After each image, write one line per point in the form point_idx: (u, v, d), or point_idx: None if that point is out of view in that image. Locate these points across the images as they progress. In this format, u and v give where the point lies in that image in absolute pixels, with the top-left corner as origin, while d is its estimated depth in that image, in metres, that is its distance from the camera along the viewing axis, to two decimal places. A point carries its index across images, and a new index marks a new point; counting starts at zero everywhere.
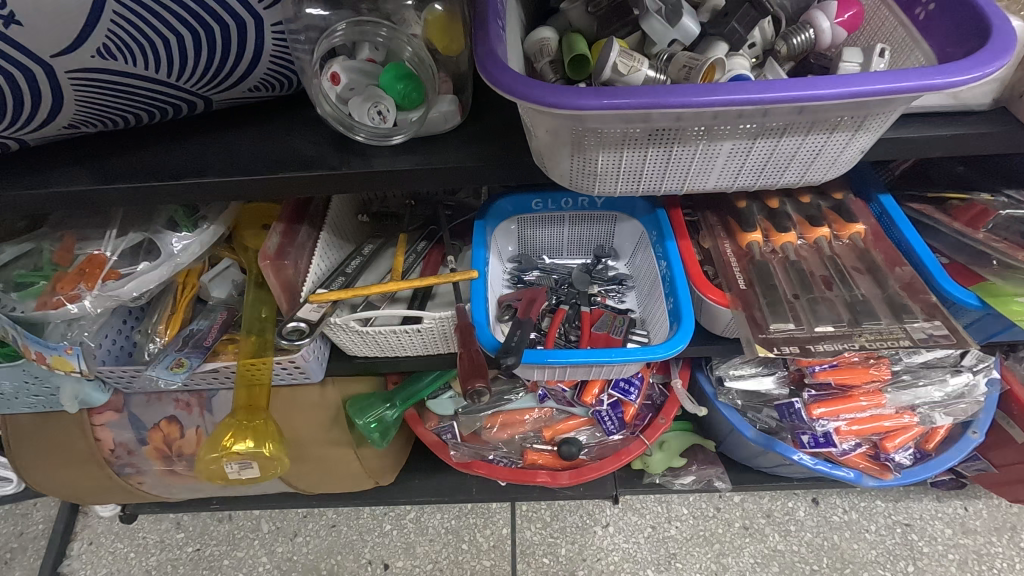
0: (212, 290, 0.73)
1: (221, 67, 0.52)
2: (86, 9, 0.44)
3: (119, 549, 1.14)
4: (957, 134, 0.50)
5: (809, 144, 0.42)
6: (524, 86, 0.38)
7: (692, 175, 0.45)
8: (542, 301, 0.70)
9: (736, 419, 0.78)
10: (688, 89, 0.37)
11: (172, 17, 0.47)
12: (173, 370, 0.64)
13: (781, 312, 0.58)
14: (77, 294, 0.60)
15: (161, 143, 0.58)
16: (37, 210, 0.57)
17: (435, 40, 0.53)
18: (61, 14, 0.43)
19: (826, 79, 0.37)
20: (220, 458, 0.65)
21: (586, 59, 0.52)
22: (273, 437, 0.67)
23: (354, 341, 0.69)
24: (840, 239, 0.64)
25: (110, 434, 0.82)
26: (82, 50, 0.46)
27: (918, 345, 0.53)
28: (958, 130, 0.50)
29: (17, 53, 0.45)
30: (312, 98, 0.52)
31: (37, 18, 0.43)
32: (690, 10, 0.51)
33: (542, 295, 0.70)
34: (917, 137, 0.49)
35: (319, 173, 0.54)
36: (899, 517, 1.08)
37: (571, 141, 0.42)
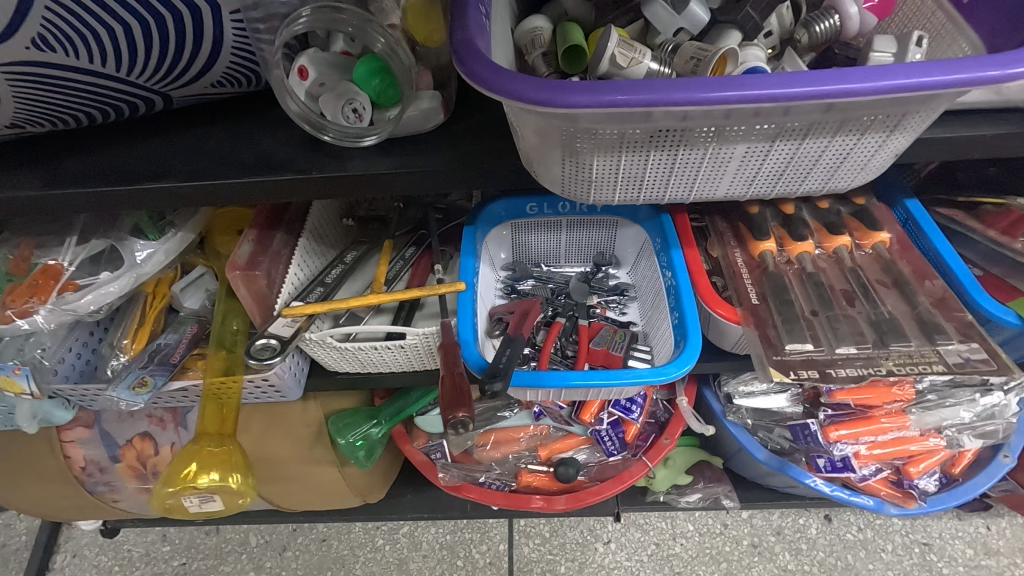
0: (184, 301, 0.67)
1: (177, 60, 0.47)
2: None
3: (103, 562, 1.10)
4: (1003, 134, 0.44)
5: (835, 147, 0.37)
6: (504, 80, 0.33)
7: (700, 182, 0.40)
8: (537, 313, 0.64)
9: (746, 440, 0.74)
10: (696, 83, 0.31)
11: (116, 4, 0.42)
12: (134, 391, 0.60)
13: (799, 331, 0.52)
14: (29, 308, 0.56)
15: (116, 144, 0.53)
16: None
17: (414, 31, 0.48)
18: None
19: (859, 71, 0.31)
20: (179, 492, 0.58)
21: (582, 50, 0.47)
22: (240, 468, 0.61)
23: (333, 357, 0.64)
24: (862, 248, 0.59)
25: (81, 451, 0.78)
26: (15, 40, 0.41)
27: (953, 371, 0.48)
28: (1005, 129, 0.44)
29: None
30: (277, 95, 0.47)
31: None
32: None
33: (537, 307, 0.65)
34: (956, 138, 0.44)
35: (286, 177, 0.49)
36: (917, 536, 1.03)
37: (562, 143, 0.37)
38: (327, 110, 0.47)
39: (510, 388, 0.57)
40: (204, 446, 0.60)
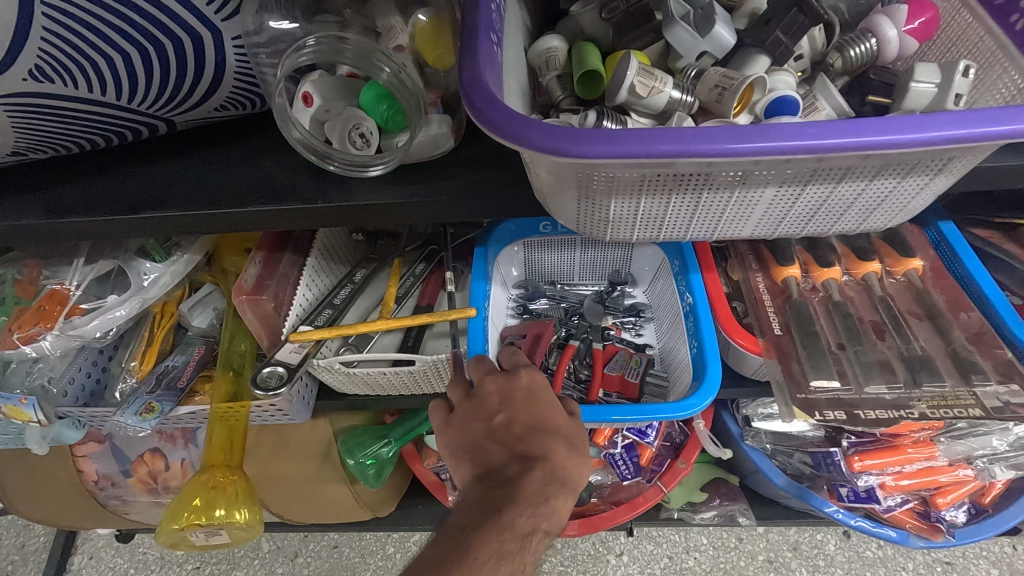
0: (193, 319, 0.66)
1: (178, 87, 0.45)
2: (10, 26, 0.37)
3: (119, 564, 1.12)
4: None
5: (872, 190, 0.34)
6: (517, 126, 0.31)
7: (724, 223, 0.37)
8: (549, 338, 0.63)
9: (765, 465, 0.71)
10: (723, 132, 0.29)
11: (115, 33, 0.40)
12: (142, 416, 0.59)
13: (824, 366, 0.49)
14: (34, 335, 0.55)
15: (120, 170, 0.51)
16: None
17: (422, 51, 0.46)
18: None
19: (900, 120, 0.29)
20: (186, 526, 0.58)
21: (599, 75, 0.45)
22: (247, 502, 0.61)
23: (342, 380, 0.63)
24: (893, 275, 0.56)
25: (93, 466, 0.78)
26: (11, 72, 0.40)
27: (992, 416, 0.45)
28: None
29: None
30: (281, 124, 0.45)
31: None
32: (724, 16, 0.43)
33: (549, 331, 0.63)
34: (1001, 171, 0.41)
35: (291, 206, 0.47)
36: (940, 555, 1.00)
37: (577, 185, 0.35)
38: (334, 136, 0.46)
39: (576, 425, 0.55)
40: (213, 476, 0.59)
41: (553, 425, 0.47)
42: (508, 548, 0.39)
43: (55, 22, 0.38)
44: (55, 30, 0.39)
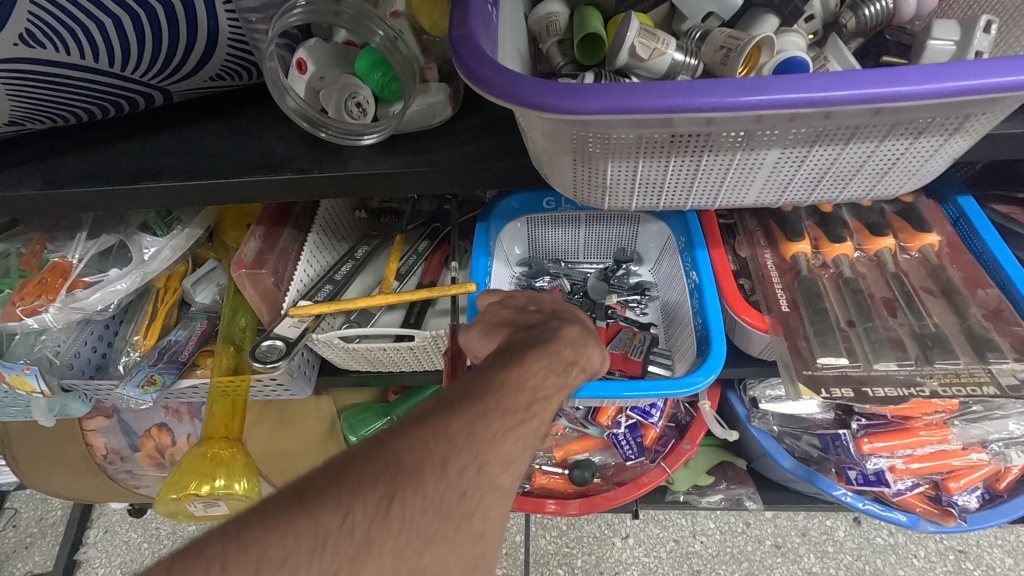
0: (196, 295, 0.66)
1: (172, 54, 0.45)
2: None
3: (133, 539, 1.16)
4: None
5: (882, 152, 0.32)
6: (508, 82, 0.30)
7: (726, 189, 0.36)
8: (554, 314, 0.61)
9: (771, 447, 0.70)
10: (723, 86, 0.28)
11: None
12: (144, 389, 0.60)
13: (832, 343, 0.48)
14: (36, 307, 0.55)
15: (118, 141, 0.51)
16: None
17: (420, 17, 0.45)
18: None
19: (911, 71, 0.27)
20: (183, 496, 0.59)
21: (600, 39, 0.43)
22: (246, 472, 0.61)
23: (342, 356, 0.63)
24: (907, 251, 0.54)
25: (102, 440, 0.79)
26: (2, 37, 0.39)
27: (1007, 395, 0.43)
28: None
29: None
30: (273, 91, 0.44)
31: None
32: None
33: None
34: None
35: (287, 176, 0.47)
36: (953, 543, 0.98)
37: (572, 148, 0.33)
38: (329, 105, 0.45)
39: (583, 399, 0.54)
40: (212, 448, 0.60)
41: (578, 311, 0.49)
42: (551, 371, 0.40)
43: None
44: None
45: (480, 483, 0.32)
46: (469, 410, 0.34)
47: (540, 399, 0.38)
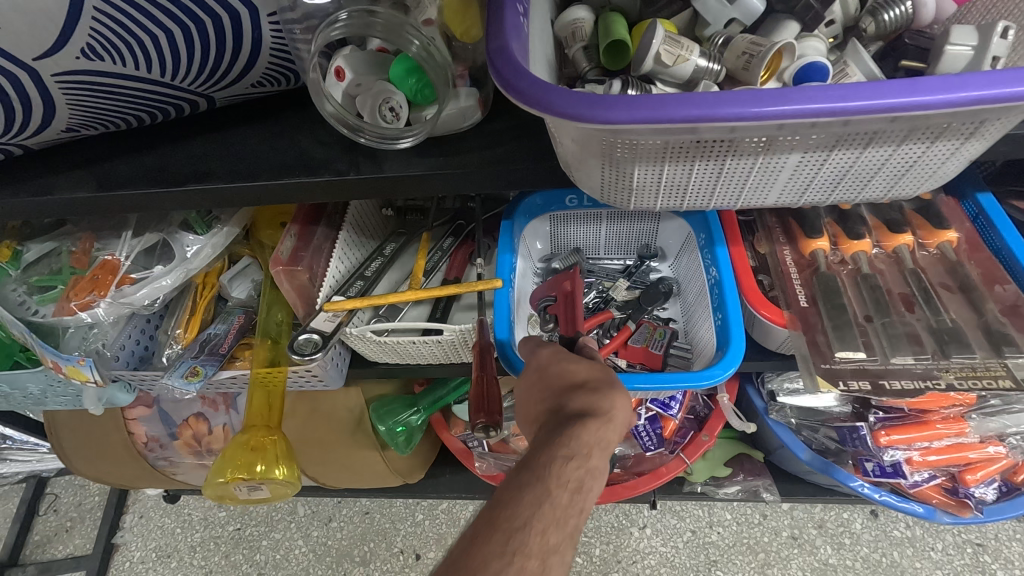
0: (233, 291, 0.69)
1: (219, 63, 0.47)
2: (64, 7, 0.40)
3: (166, 523, 1.22)
4: None
5: (900, 156, 0.34)
6: (543, 94, 0.32)
7: (748, 190, 0.38)
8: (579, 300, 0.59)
9: (789, 439, 0.71)
10: (746, 97, 0.29)
11: (159, 11, 0.42)
12: (188, 379, 0.63)
13: (851, 338, 0.49)
14: (89, 302, 0.59)
15: (165, 144, 0.54)
16: (45, 215, 0.54)
17: (450, 24, 0.47)
18: (38, 14, 0.40)
19: (927, 82, 0.29)
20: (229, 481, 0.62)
21: (625, 45, 0.45)
22: (285, 459, 0.64)
23: (372, 348, 0.66)
24: (925, 248, 0.55)
25: (142, 428, 0.83)
26: (66, 51, 0.42)
27: (1022, 388, 0.45)
28: None
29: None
30: (315, 98, 0.47)
31: (12, 19, 0.39)
32: None
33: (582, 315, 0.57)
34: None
35: (326, 179, 0.49)
36: (971, 536, 0.99)
37: (601, 153, 0.35)
38: (365, 110, 0.47)
39: None
40: (253, 435, 0.63)
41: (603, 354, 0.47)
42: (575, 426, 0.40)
43: (104, 3, 0.41)
44: (104, 10, 0.41)
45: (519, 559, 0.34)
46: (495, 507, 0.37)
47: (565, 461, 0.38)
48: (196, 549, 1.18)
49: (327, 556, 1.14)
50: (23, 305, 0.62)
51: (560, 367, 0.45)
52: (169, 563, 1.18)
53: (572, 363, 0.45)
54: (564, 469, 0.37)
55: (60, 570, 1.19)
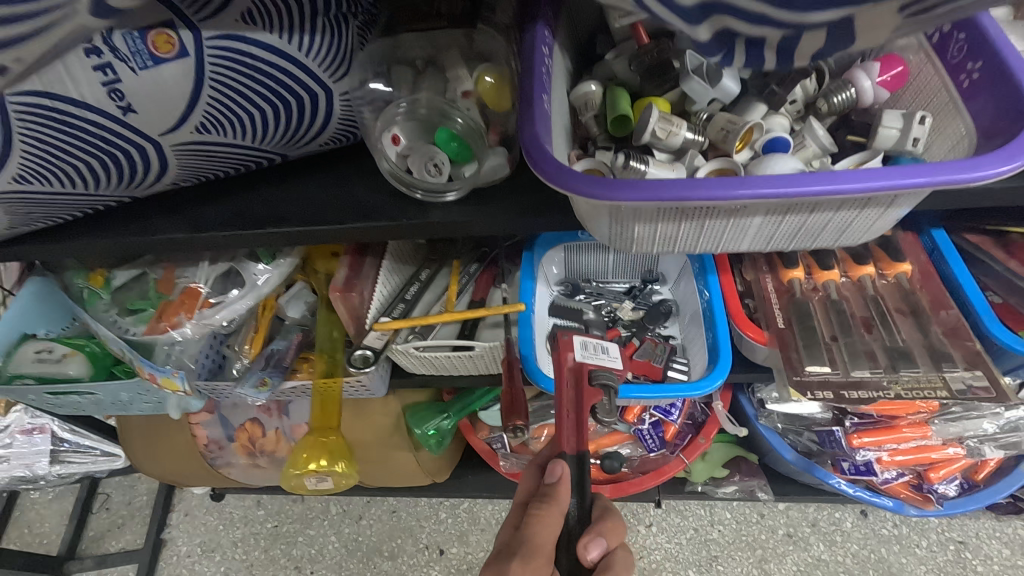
0: (289, 311, 0.80)
1: (298, 130, 0.57)
2: (187, 94, 0.50)
3: (210, 521, 1.33)
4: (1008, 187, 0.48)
5: (839, 218, 0.44)
6: (565, 177, 0.43)
7: (725, 241, 0.48)
8: (580, 375, 0.56)
9: (777, 442, 0.82)
10: (715, 183, 0.40)
11: (257, 96, 0.52)
12: (258, 388, 0.75)
13: (818, 355, 0.59)
14: (178, 322, 0.71)
15: (242, 192, 0.64)
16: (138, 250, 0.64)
17: (487, 99, 0.58)
18: (166, 99, 0.50)
19: (848, 175, 0.39)
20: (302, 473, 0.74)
21: (627, 117, 0.55)
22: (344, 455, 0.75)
23: (413, 362, 0.76)
24: (885, 277, 0.65)
25: (204, 431, 0.94)
26: (184, 127, 0.53)
27: (955, 398, 0.54)
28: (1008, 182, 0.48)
29: (129, 133, 0.51)
30: (374, 158, 0.57)
31: (147, 103, 0.50)
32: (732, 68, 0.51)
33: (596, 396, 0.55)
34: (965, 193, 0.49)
35: (381, 223, 0.59)
36: (953, 534, 1.08)
37: (609, 215, 0.46)
38: (414, 168, 0.56)
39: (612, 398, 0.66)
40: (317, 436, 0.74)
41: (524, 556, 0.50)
42: None
43: (216, 91, 0.51)
44: (216, 96, 0.51)
45: None
46: None
47: None
48: (237, 544, 1.29)
49: (358, 551, 1.25)
50: (118, 325, 0.73)
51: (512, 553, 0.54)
52: (213, 557, 1.28)
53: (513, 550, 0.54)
54: None
55: (116, 564, 1.30)
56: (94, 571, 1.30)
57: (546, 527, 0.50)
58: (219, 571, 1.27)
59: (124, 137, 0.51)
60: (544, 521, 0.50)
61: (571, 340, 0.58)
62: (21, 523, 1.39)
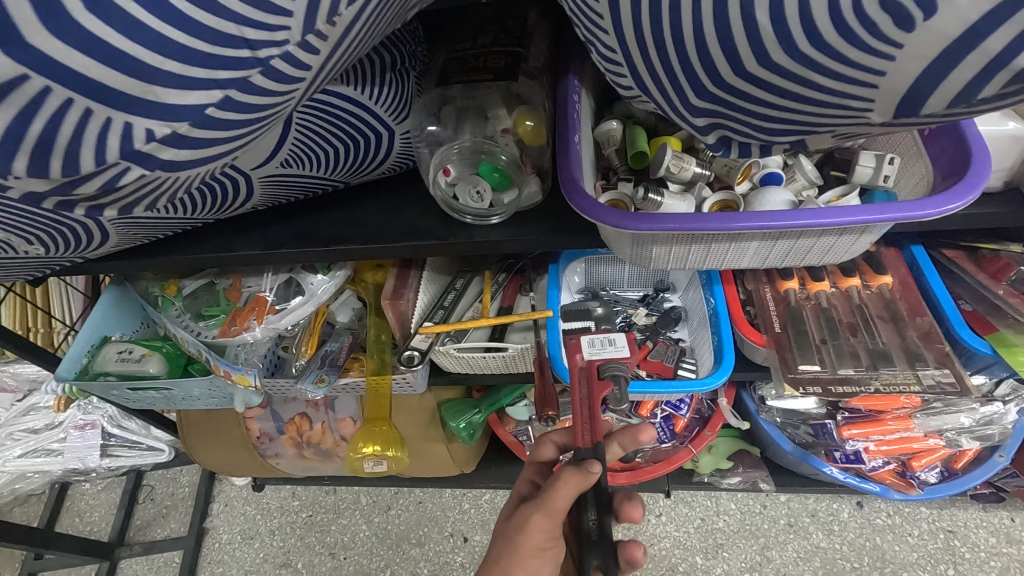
0: (338, 315, 0.91)
1: (361, 161, 0.66)
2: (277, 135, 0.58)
3: (248, 511, 1.35)
4: (968, 214, 0.57)
5: (823, 242, 0.53)
6: (596, 211, 0.52)
7: (728, 260, 0.57)
8: (592, 373, 0.64)
9: (775, 434, 0.91)
10: (719, 216, 0.50)
11: (333, 135, 0.61)
12: (316, 384, 0.84)
13: (809, 356, 0.69)
14: (249, 326, 0.80)
15: (308, 213, 0.73)
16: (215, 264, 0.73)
17: (524, 135, 0.67)
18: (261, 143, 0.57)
19: (830, 211, 0.49)
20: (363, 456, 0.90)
21: (644, 153, 0.64)
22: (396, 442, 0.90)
23: (450, 361, 0.86)
24: (869, 287, 0.75)
25: (257, 424, 1.04)
26: (271, 163, 0.60)
27: (926, 391, 0.64)
28: (969, 210, 0.57)
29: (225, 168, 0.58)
30: (428, 185, 0.66)
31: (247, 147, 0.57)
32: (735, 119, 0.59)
33: (604, 389, 0.62)
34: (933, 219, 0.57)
35: (432, 242, 0.68)
36: (943, 524, 1.14)
37: (632, 240, 0.56)
38: (460, 195, 0.65)
39: (630, 393, 0.76)
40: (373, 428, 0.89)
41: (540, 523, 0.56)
42: None
43: (300, 133, 0.59)
44: (300, 137, 0.59)
45: None
46: None
47: None
48: (275, 532, 1.32)
49: (388, 538, 1.28)
50: (192, 328, 0.83)
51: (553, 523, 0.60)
52: (252, 544, 1.31)
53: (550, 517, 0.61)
54: None
55: (158, 552, 1.32)
56: (143, 557, 1.32)
57: (566, 491, 0.54)
58: (258, 557, 1.29)
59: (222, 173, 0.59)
60: (566, 485, 0.54)
61: (578, 343, 0.66)
62: (73, 513, 1.41)
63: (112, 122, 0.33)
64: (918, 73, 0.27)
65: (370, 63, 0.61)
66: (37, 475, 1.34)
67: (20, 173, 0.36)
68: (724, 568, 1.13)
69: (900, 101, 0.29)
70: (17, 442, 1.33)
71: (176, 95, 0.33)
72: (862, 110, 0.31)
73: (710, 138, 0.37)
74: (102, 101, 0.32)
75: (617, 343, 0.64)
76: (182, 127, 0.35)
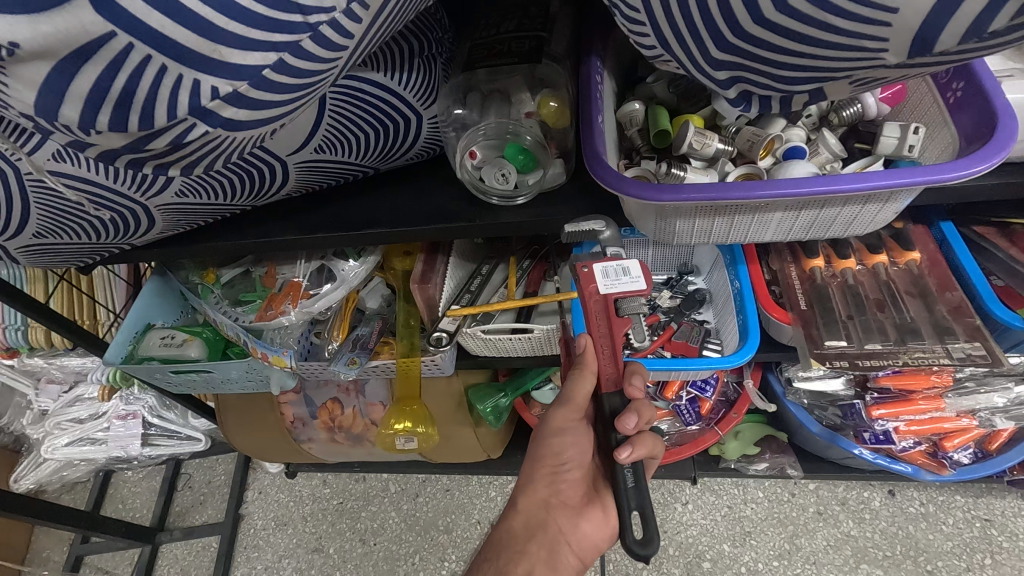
0: (369, 301, 0.93)
1: (392, 145, 0.68)
2: (313, 119, 0.60)
3: (281, 498, 1.38)
4: (1001, 182, 0.56)
5: (848, 211, 0.54)
6: (622, 184, 0.54)
7: (752, 231, 0.58)
8: (609, 306, 0.62)
9: (802, 416, 0.92)
10: (745, 185, 0.51)
11: (365, 120, 0.63)
12: (349, 365, 0.88)
13: (836, 331, 0.70)
14: (284, 310, 0.83)
15: (341, 199, 0.75)
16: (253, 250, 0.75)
17: (549, 119, 0.69)
18: (298, 128, 0.59)
19: (851, 176, 0.49)
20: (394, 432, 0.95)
21: (667, 131, 0.65)
22: (424, 421, 0.95)
23: (477, 343, 0.88)
24: (897, 264, 0.75)
25: (291, 409, 1.08)
26: (307, 148, 0.62)
27: (957, 363, 0.64)
28: (1002, 178, 0.56)
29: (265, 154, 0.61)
30: (454, 167, 0.68)
31: (284, 133, 0.59)
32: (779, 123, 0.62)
33: (625, 326, 0.63)
34: (966, 187, 0.56)
35: (460, 224, 0.69)
36: (979, 512, 1.11)
37: (655, 213, 0.56)
38: (487, 177, 0.66)
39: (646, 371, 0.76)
40: (404, 407, 0.94)
41: (553, 425, 0.69)
42: (547, 464, 0.69)
43: (335, 117, 0.61)
44: (334, 121, 0.61)
45: (548, 532, 0.65)
46: (552, 529, 0.65)
47: (554, 475, 0.68)
48: (307, 518, 1.34)
49: (416, 526, 1.30)
50: (231, 313, 0.85)
51: (553, 440, 0.69)
52: (286, 530, 1.34)
53: (554, 440, 0.69)
54: (555, 477, 0.68)
55: (197, 538, 1.35)
56: (183, 542, 1.36)
57: (582, 386, 0.66)
58: (293, 543, 1.32)
59: (260, 156, 0.61)
60: (579, 381, 0.66)
61: (593, 271, 0.61)
62: (116, 499, 1.46)
63: (181, 80, 0.36)
64: (929, 10, 0.28)
65: (399, 48, 0.63)
66: (84, 462, 1.39)
67: (100, 131, 0.38)
68: (752, 556, 1.12)
69: (913, 37, 0.30)
70: (64, 431, 1.37)
71: (237, 55, 0.36)
72: (878, 52, 0.32)
73: (732, 92, 0.39)
74: (174, 59, 0.35)
75: (633, 274, 0.61)
76: (241, 86, 0.37)
